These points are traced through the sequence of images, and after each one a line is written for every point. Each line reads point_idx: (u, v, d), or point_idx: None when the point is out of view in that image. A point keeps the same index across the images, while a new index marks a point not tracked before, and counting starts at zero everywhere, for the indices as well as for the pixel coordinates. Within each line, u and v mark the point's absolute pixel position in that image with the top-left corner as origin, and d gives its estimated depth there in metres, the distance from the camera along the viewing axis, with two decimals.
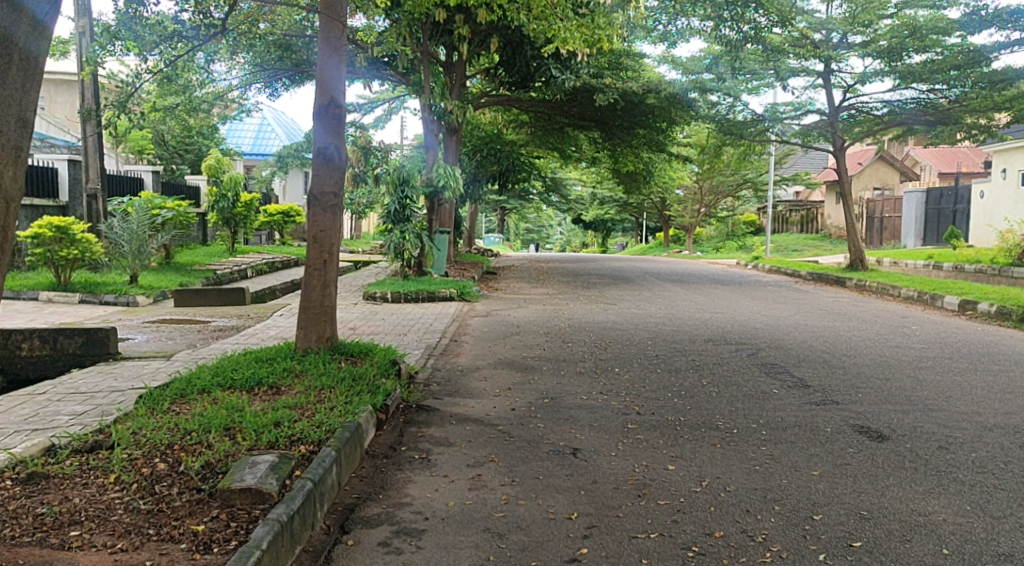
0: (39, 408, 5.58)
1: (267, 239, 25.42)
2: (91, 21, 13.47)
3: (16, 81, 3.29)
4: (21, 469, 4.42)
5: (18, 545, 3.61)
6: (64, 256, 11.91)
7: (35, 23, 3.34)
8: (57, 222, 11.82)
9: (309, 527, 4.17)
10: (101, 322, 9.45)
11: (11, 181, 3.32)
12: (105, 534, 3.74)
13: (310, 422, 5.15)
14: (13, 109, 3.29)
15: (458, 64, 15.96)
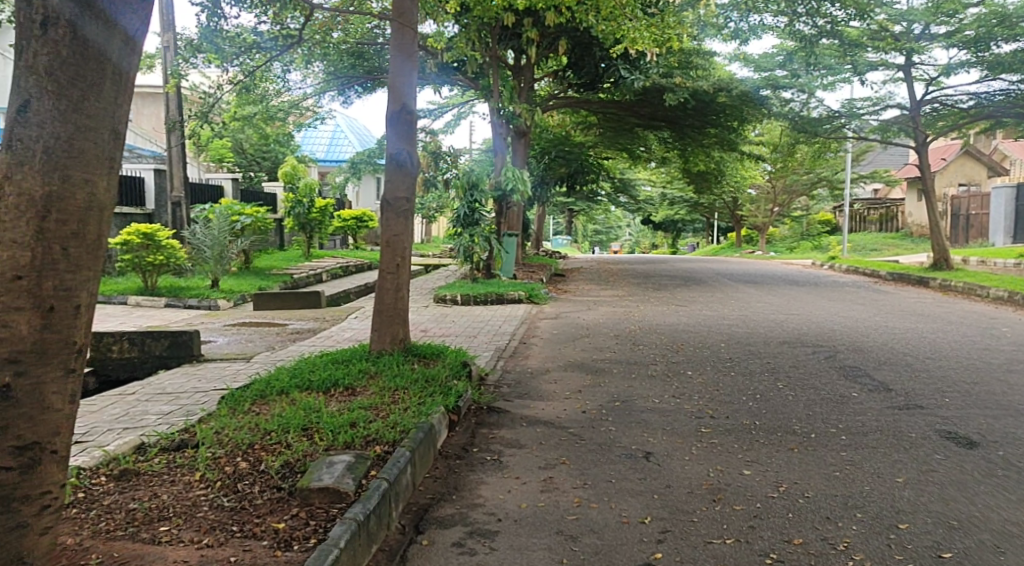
0: (129, 408, 5.81)
1: (342, 243, 26.07)
2: (175, 35, 13.94)
3: (111, 94, 3.02)
4: (114, 466, 4.67)
5: (113, 538, 3.78)
6: (151, 261, 12.36)
7: (128, 37, 3.06)
8: (143, 229, 12.28)
9: (385, 527, 4.27)
10: (186, 325, 9.84)
11: (105, 192, 3.03)
12: (192, 530, 3.90)
13: (384, 422, 5.28)
14: (107, 122, 3.02)
15: (526, 68, 15.99)
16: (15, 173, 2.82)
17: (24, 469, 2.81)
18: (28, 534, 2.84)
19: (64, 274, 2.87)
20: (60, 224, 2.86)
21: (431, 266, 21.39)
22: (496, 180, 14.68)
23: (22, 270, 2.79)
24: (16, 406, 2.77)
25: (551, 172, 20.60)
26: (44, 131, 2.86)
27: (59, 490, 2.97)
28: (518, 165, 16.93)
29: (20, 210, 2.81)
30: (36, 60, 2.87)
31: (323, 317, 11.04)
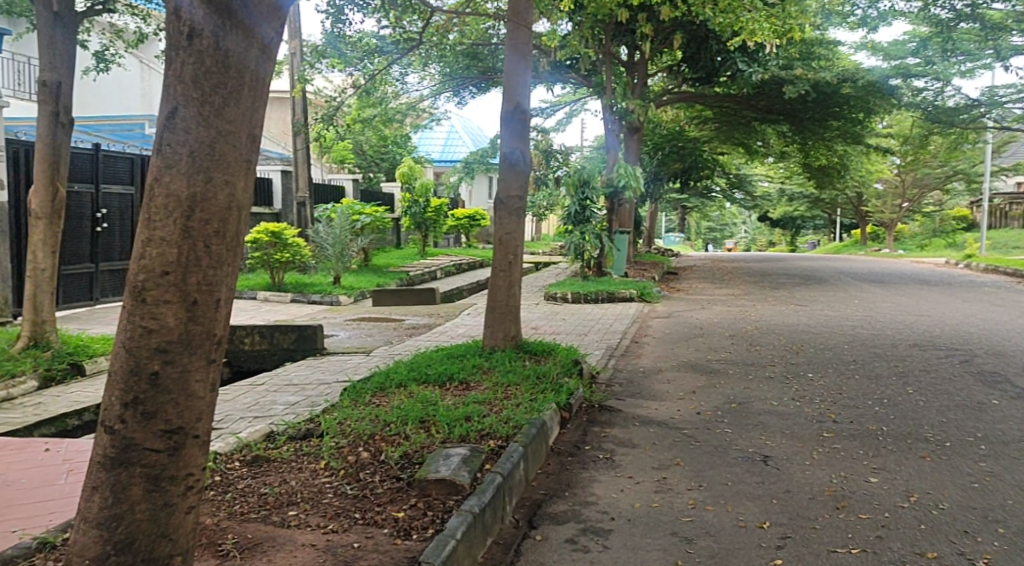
0: (259, 397, 6.14)
1: (456, 242, 26.62)
2: (302, 42, 14.69)
3: (247, 101, 2.79)
4: (247, 452, 4.96)
5: (247, 520, 4.00)
6: (278, 259, 13.02)
7: (266, 44, 2.83)
8: (272, 228, 12.96)
9: (499, 520, 4.33)
10: (311, 319, 10.32)
11: (242, 194, 2.81)
12: (318, 515, 4.08)
13: (498, 417, 5.35)
14: (243, 127, 2.79)
15: (640, 64, 15.88)
16: (163, 175, 2.69)
17: (171, 453, 2.73)
18: (175, 513, 2.79)
19: (208, 271, 2.71)
20: (204, 223, 2.69)
21: (542, 265, 21.42)
22: (609, 176, 14.62)
23: (169, 265, 2.66)
24: (164, 393, 2.68)
25: (664, 167, 20.42)
26: (188, 137, 2.69)
27: (204, 471, 2.87)
28: (631, 161, 16.83)
29: (168, 211, 2.67)
30: (181, 70, 2.71)
31: (438, 313, 11.34)
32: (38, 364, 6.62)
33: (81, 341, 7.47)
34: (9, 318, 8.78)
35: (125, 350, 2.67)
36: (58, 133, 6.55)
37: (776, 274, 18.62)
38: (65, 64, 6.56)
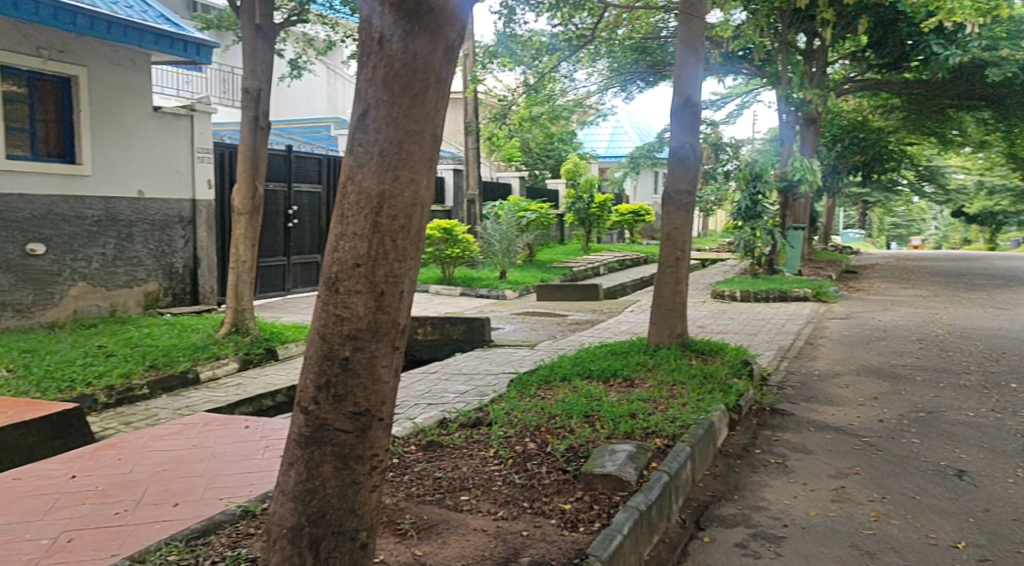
0: (431, 386, 6.42)
1: (619, 238, 26.54)
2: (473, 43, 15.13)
3: (432, 101, 2.81)
4: (422, 437, 5.21)
5: (423, 502, 4.20)
6: (449, 254, 13.50)
7: (450, 46, 2.83)
8: (443, 225, 13.38)
9: (665, 519, 4.28)
10: (478, 312, 10.67)
11: (424, 189, 2.84)
12: (489, 502, 4.21)
13: (663, 415, 5.29)
14: (427, 126, 2.82)
15: (820, 52, 15.08)
16: (355, 173, 2.79)
17: (359, 434, 2.85)
18: (361, 491, 2.92)
19: (394, 264, 2.78)
20: (392, 219, 2.76)
21: (708, 261, 20.94)
22: (783, 170, 14.05)
23: (361, 257, 2.77)
24: (353, 377, 2.80)
25: (843, 160, 19.57)
26: (379, 137, 2.77)
27: (388, 453, 2.98)
28: (807, 154, 16.12)
29: (360, 207, 2.78)
30: (373, 74, 2.79)
31: (600, 309, 11.35)
32: (239, 348, 7.28)
33: (275, 328, 8.14)
34: (213, 306, 9.74)
35: (320, 337, 2.83)
36: (257, 136, 7.13)
37: (970, 275, 17.08)
38: (264, 73, 7.13)
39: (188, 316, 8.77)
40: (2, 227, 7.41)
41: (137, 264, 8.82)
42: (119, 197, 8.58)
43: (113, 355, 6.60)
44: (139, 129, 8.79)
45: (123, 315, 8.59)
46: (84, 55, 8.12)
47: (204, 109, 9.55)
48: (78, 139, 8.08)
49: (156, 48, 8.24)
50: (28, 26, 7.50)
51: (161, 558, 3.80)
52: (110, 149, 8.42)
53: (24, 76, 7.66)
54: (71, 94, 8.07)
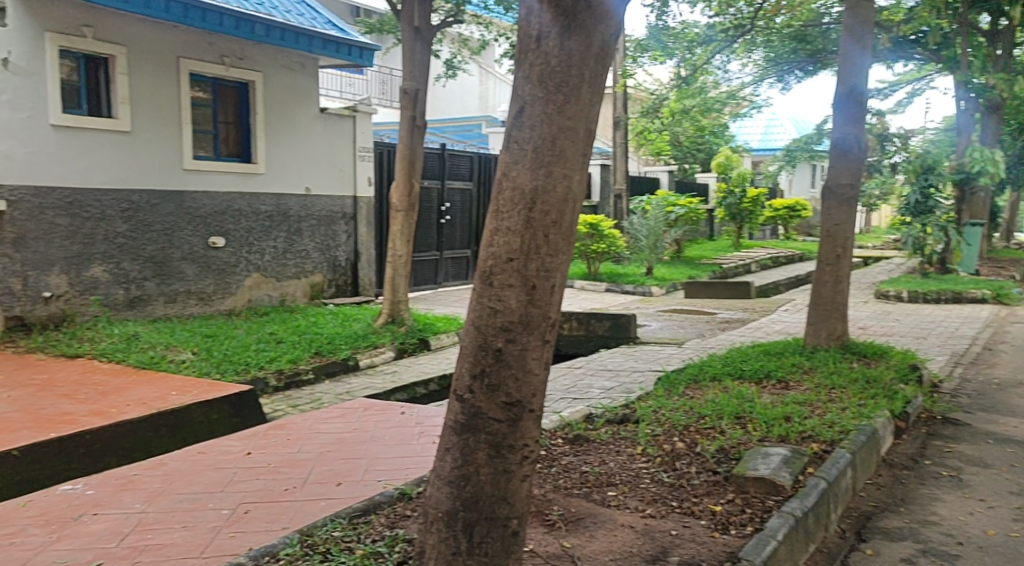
0: (576, 380, 6.46)
1: (772, 234, 25.58)
2: None
3: (586, 96, 2.79)
4: (569, 431, 5.25)
5: (571, 495, 4.23)
6: (595, 249, 13.52)
7: (606, 42, 2.79)
8: (590, 220, 13.37)
9: (823, 528, 4.09)
10: (624, 309, 10.62)
11: (576, 184, 2.83)
12: (636, 499, 4.19)
13: (821, 420, 5.05)
14: (580, 122, 2.80)
15: (1005, 31, 14.03)
16: (510, 170, 2.83)
17: (511, 423, 2.91)
18: (512, 479, 2.98)
19: (546, 258, 2.80)
20: (545, 214, 2.78)
21: (870, 259, 19.77)
22: (959, 162, 13.01)
23: (514, 251, 2.80)
24: (506, 367, 2.85)
25: None
26: (533, 133, 2.78)
27: (538, 443, 3.01)
28: (988, 143, 15.02)
29: (514, 202, 2.81)
30: (530, 71, 2.81)
31: (752, 307, 10.98)
32: (394, 338, 7.62)
33: (427, 319, 8.46)
34: (371, 297, 10.27)
35: (474, 328, 2.89)
36: (414, 137, 7.43)
37: None
38: (422, 74, 7.41)
39: (348, 307, 9.29)
40: (191, 221, 8.12)
41: (305, 256, 9.44)
42: (289, 194, 9.20)
43: (283, 341, 7.10)
44: (307, 129, 9.38)
45: (292, 304, 9.23)
46: (261, 62, 8.75)
47: (366, 109, 10.05)
48: (253, 139, 8.75)
49: (324, 52, 8.82)
50: (214, 36, 8.17)
51: (327, 533, 4.07)
52: (281, 149, 9.04)
53: (208, 83, 8.35)
54: (249, 98, 8.72)
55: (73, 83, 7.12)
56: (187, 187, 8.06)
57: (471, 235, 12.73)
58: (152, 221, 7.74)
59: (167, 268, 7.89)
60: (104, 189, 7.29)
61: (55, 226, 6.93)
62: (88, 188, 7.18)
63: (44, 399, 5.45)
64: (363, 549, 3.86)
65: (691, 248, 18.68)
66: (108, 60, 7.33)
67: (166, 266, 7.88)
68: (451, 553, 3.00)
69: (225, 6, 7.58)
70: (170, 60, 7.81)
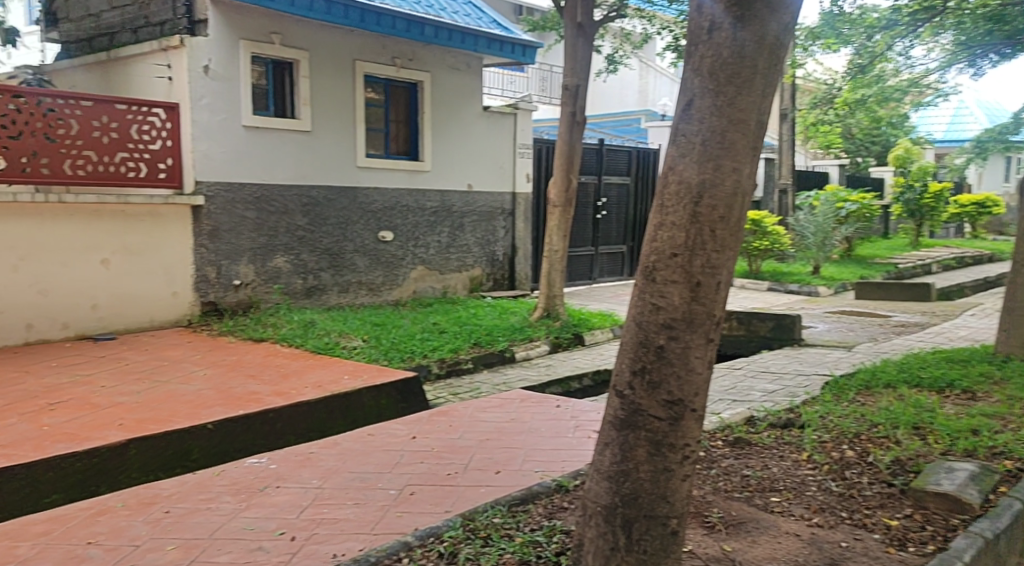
0: (737, 382, 6.27)
1: (955, 232, 23.64)
2: None
3: (758, 88, 2.69)
4: (729, 433, 5.10)
5: (732, 498, 4.11)
6: (757, 247, 13.08)
7: (780, 31, 2.68)
8: (754, 216, 12.97)
9: (1017, 553, 3.76)
10: (788, 309, 10.21)
11: (746, 177, 2.73)
12: (802, 506, 4.02)
13: (1015, 436, 4.64)
14: (751, 114, 2.71)
15: None
16: (676, 164, 2.77)
17: (672, 422, 2.85)
18: (672, 478, 2.92)
19: (712, 254, 2.72)
20: (712, 209, 2.71)
21: None
22: None
23: (678, 247, 2.75)
24: (668, 364, 2.79)
25: None
26: (702, 127, 2.72)
27: (700, 443, 2.94)
28: None
29: (679, 196, 2.75)
30: (700, 64, 2.74)
31: (933, 311, 10.22)
32: (550, 332, 7.72)
33: (583, 315, 8.51)
34: (527, 292, 10.45)
35: (636, 324, 2.87)
36: (574, 131, 7.49)
37: None
38: (583, 69, 7.45)
39: (506, 300, 9.52)
40: (363, 216, 8.58)
41: (466, 251, 9.76)
42: (452, 190, 9.53)
43: (445, 332, 7.38)
44: (470, 126, 9.67)
45: (453, 296, 9.56)
46: (430, 62, 9.10)
47: (527, 107, 10.24)
48: (421, 138, 9.13)
49: (489, 51, 9.10)
50: (387, 38, 8.58)
51: (488, 519, 4.19)
52: (446, 146, 9.37)
53: (381, 84, 8.78)
54: (418, 97, 9.10)
55: (262, 87, 7.72)
56: (361, 183, 8.53)
57: (629, 230, 12.66)
58: (328, 215, 8.25)
59: (342, 260, 8.40)
60: (287, 185, 7.86)
61: (244, 219, 7.54)
62: (275, 185, 7.76)
63: (235, 378, 5.96)
64: (522, 537, 3.94)
65: (863, 247, 17.62)
66: (293, 65, 7.88)
67: (340, 258, 8.38)
68: (609, 549, 2.99)
69: (397, 10, 7.96)
70: (348, 63, 8.28)
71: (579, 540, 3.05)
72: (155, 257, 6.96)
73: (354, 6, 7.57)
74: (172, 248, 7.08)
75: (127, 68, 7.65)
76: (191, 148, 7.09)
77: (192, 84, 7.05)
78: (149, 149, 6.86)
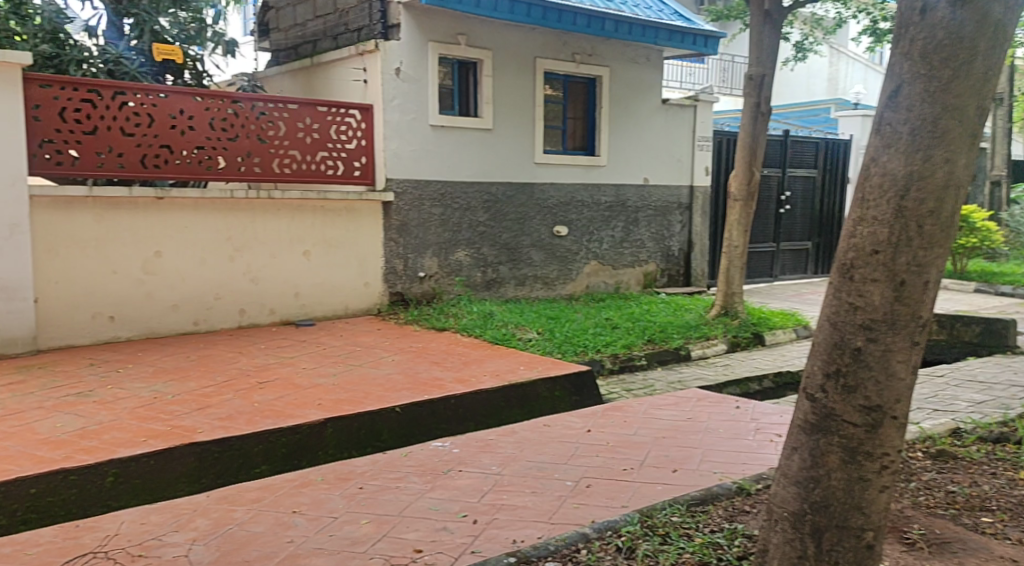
0: (938, 390, 5.81)
1: None
2: None
3: (980, 70, 2.45)
4: (931, 444, 4.71)
5: (934, 514, 3.80)
6: (962, 244, 12.03)
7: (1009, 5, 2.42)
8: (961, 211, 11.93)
9: None
10: (998, 313, 9.30)
11: (963, 169, 2.50)
12: (1019, 530, 3.65)
13: None
14: (971, 98, 2.47)
15: None
16: (880, 155, 2.57)
17: (869, 429, 2.67)
18: (869, 488, 2.76)
19: (919, 251, 2.51)
20: (920, 203, 2.50)
21: None
22: None
23: (880, 244, 2.55)
24: (866, 369, 2.61)
25: None
26: (910, 115, 2.51)
27: (900, 453, 2.74)
28: None
29: (883, 190, 2.55)
30: (911, 47, 2.52)
31: None
32: (728, 331, 7.51)
33: (763, 313, 8.21)
34: (703, 289, 10.23)
35: (830, 324, 2.70)
36: (758, 123, 7.27)
37: None
38: (769, 58, 7.17)
39: (682, 297, 9.39)
40: (540, 211, 8.74)
41: (640, 246, 9.69)
42: (628, 184, 9.49)
43: (618, 327, 7.39)
44: (648, 120, 9.58)
45: (625, 291, 9.55)
46: (608, 56, 9.10)
47: (708, 98, 9.99)
48: (598, 133, 9.16)
49: (670, 43, 8.96)
50: (568, 35, 8.67)
51: (666, 517, 4.14)
52: (623, 141, 9.35)
53: (560, 81, 8.89)
54: (596, 92, 9.14)
55: (448, 87, 8.06)
56: (537, 178, 8.68)
57: (814, 226, 12.06)
58: (507, 211, 8.48)
59: (519, 254, 8.60)
60: (469, 182, 8.15)
61: (430, 215, 7.91)
62: (457, 181, 8.07)
63: (420, 364, 6.27)
64: (702, 538, 3.86)
65: None
66: (477, 65, 8.14)
67: (518, 252, 8.58)
68: (798, 556, 2.88)
69: (578, 6, 8.02)
70: (529, 60, 8.45)
71: (764, 544, 2.96)
72: (349, 249, 7.46)
73: (537, 4, 7.70)
74: (366, 241, 7.57)
75: (328, 72, 8.23)
76: (383, 147, 7.53)
77: (385, 86, 7.47)
78: (346, 148, 7.37)
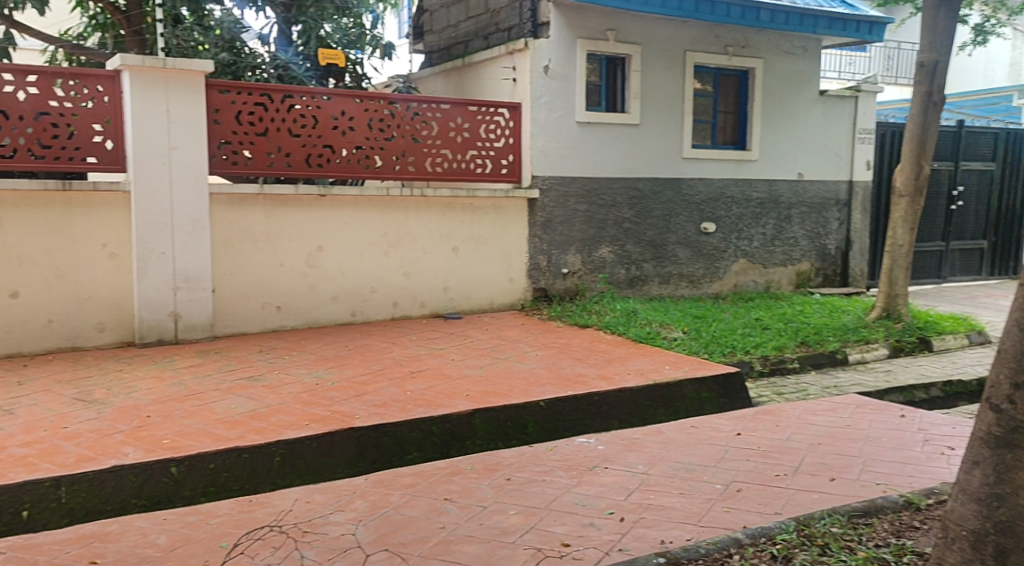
0: None
1: None
2: None
3: None
4: None
5: None
6: None
7: None
8: None
9: None
10: None
11: None
12: None
13: None
14: None
15: None
16: None
17: None
18: None
19: None
20: None
21: None
22: None
23: None
24: None
25: None
26: None
27: None
28: None
29: None
30: None
31: None
32: (890, 335, 7.11)
33: (930, 318, 7.68)
34: (862, 290, 9.70)
35: (1019, 328, 2.51)
36: (929, 113, 6.86)
37: None
38: (944, 43, 6.77)
39: (839, 298, 8.96)
40: (686, 208, 8.57)
41: (793, 243, 9.31)
42: (781, 179, 9.15)
43: (769, 328, 7.15)
44: (804, 112, 9.20)
45: (776, 291, 9.19)
46: (762, 48, 8.82)
47: (870, 88, 9.48)
48: (750, 127, 8.88)
49: (830, 32, 8.54)
50: (720, 27, 8.47)
51: (825, 527, 3.93)
52: (776, 134, 9.02)
53: (711, 74, 8.72)
54: (748, 84, 8.88)
55: (594, 83, 8.08)
56: (685, 174, 8.53)
57: (988, 224, 11.17)
58: (653, 207, 8.37)
59: (664, 251, 8.47)
60: (614, 178, 8.12)
61: (575, 212, 7.94)
62: (603, 178, 8.05)
63: (564, 360, 6.31)
64: (866, 551, 3.65)
65: None
66: (625, 60, 8.11)
67: (663, 250, 8.45)
68: None
69: None
70: (679, 55, 8.33)
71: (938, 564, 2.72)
72: (495, 246, 7.61)
73: None
74: (512, 238, 7.70)
75: (478, 71, 8.41)
76: (529, 144, 7.64)
77: (534, 84, 7.58)
78: (494, 147, 7.53)
